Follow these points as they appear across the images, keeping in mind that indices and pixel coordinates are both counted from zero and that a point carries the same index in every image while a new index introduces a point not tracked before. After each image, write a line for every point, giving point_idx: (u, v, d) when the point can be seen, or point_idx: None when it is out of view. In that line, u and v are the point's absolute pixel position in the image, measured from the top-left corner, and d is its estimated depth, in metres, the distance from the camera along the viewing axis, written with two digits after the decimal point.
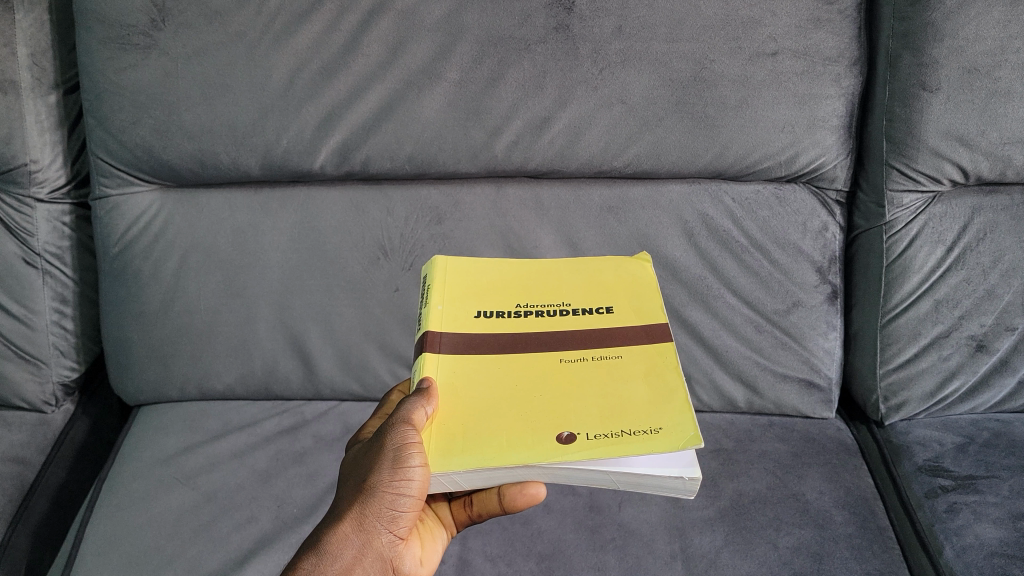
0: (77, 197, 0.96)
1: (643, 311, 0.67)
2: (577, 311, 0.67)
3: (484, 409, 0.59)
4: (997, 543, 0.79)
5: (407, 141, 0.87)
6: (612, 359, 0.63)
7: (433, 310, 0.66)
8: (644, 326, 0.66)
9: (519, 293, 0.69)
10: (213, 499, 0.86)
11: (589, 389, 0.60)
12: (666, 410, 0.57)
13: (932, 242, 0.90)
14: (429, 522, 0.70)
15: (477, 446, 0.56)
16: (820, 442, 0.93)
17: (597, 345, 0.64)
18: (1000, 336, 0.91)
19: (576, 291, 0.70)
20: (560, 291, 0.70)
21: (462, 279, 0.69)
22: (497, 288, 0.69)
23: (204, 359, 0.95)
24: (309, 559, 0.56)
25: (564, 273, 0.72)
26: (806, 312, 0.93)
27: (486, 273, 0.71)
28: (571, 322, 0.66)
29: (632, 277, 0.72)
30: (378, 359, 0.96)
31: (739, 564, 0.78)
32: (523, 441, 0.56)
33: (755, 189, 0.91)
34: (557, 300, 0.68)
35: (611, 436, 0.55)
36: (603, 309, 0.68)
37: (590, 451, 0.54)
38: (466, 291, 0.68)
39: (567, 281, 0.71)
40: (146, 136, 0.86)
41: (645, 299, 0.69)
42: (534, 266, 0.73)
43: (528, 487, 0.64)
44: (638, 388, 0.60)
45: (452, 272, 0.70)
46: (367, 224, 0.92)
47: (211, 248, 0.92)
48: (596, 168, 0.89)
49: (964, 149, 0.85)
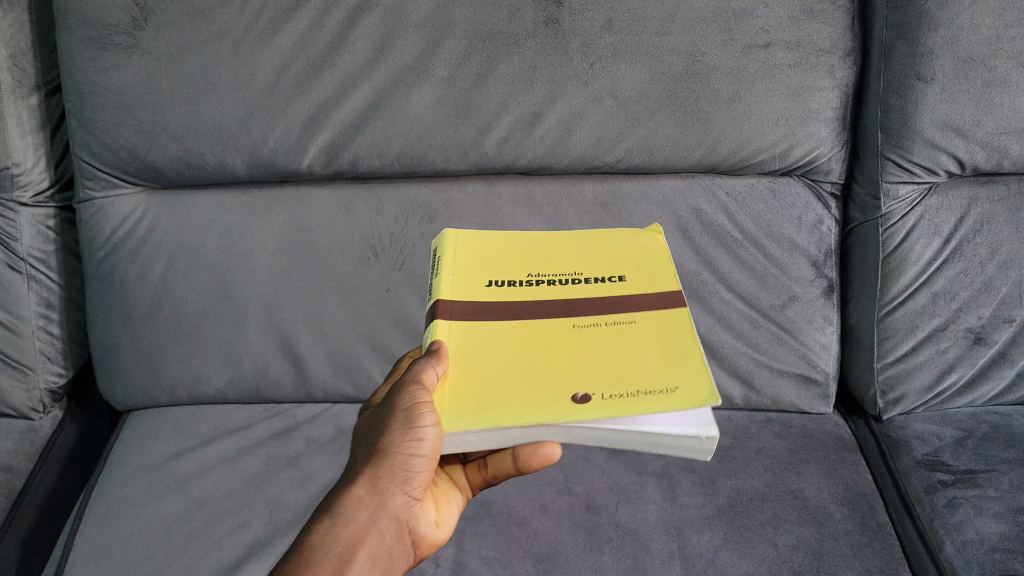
0: (61, 200, 0.94)
1: (655, 279, 0.65)
2: (588, 280, 0.66)
3: (495, 373, 0.57)
4: (998, 538, 0.78)
5: (396, 140, 0.86)
6: (622, 326, 0.61)
7: (444, 280, 0.64)
8: (656, 294, 0.64)
9: (528, 263, 0.67)
10: (204, 503, 0.85)
11: (603, 353, 0.59)
12: (682, 371, 0.55)
13: (929, 234, 0.89)
14: (443, 485, 0.68)
15: (488, 406, 0.54)
16: (819, 438, 0.92)
17: (606, 312, 0.62)
18: (998, 328, 0.90)
19: (587, 262, 0.68)
20: (568, 261, 0.68)
21: (472, 253, 0.67)
22: (507, 258, 0.68)
23: (193, 362, 0.93)
24: (322, 523, 0.56)
25: (573, 245, 0.70)
26: (802, 307, 0.91)
27: (495, 244, 0.69)
28: (581, 291, 0.64)
29: (641, 249, 0.70)
30: (370, 360, 0.94)
31: (739, 563, 0.77)
32: (536, 402, 0.54)
33: (749, 182, 0.90)
34: (566, 271, 0.67)
35: (628, 395, 0.53)
36: (615, 278, 0.66)
37: (605, 409, 0.52)
38: (476, 265, 0.66)
39: (576, 252, 0.69)
40: (130, 137, 0.85)
41: (657, 269, 0.67)
42: (543, 237, 0.71)
43: (542, 448, 0.61)
44: (653, 351, 0.58)
45: (462, 243, 0.68)
46: (357, 224, 0.91)
47: (200, 249, 0.91)
48: (588, 164, 0.88)
49: (960, 139, 0.84)
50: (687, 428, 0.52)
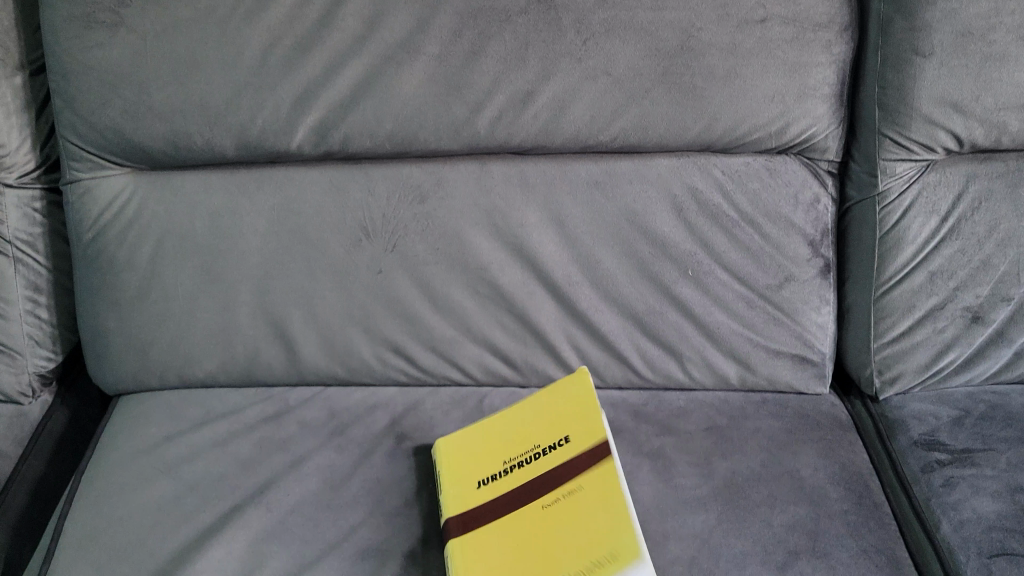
0: (48, 181, 0.93)
1: (592, 430, 0.81)
2: (543, 451, 0.82)
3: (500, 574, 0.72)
4: (994, 517, 0.79)
5: (386, 119, 0.84)
6: (575, 493, 0.76)
7: (448, 495, 0.81)
8: (589, 448, 0.80)
9: (496, 457, 0.84)
10: (196, 487, 0.84)
11: (568, 529, 0.73)
12: (615, 532, 0.72)
13: (926, 212, 0.88)
14: None
15: None
16: (814, 418, 0.91)
17: (562, 483, 0.77)
18: (996, 307, 0.90)
19: (542, 428, 0.84)
20: (529, 431, 0.85)
21: (460, 450, 0.85)
22: (486, 454, 0.84)
23: (183, 346, 0.92)
24: None
25: (536, 404, 0.87)
26: (798, 287, 0.90)
27: (476, 443, 0.86)
28: (544, 463, 0.80)
29: (573, 396, 0.86)
30: (362, 343, 0.93)
31: (733, 543, 0.77)
32: None
33: (745, 161, 0.88)
34: (528, 446, 0.83)
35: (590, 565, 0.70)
36: (561, 441, 0.82)
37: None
38: (464, 465, 0.83)
39: (533, 417, 0.86)
40: (116, 118, 0.84)
41: (593, 419, 0.83)
42: (509, 412, 0.88)
43: None
44: (597, 517, 0.73)
45: (451, 450, 0.85)
46: (347, 205, 0.89)
47: (189, 231, 0.90)
48: (582, 143, 0.86)
49: (958, 116, 0.83)
50: None
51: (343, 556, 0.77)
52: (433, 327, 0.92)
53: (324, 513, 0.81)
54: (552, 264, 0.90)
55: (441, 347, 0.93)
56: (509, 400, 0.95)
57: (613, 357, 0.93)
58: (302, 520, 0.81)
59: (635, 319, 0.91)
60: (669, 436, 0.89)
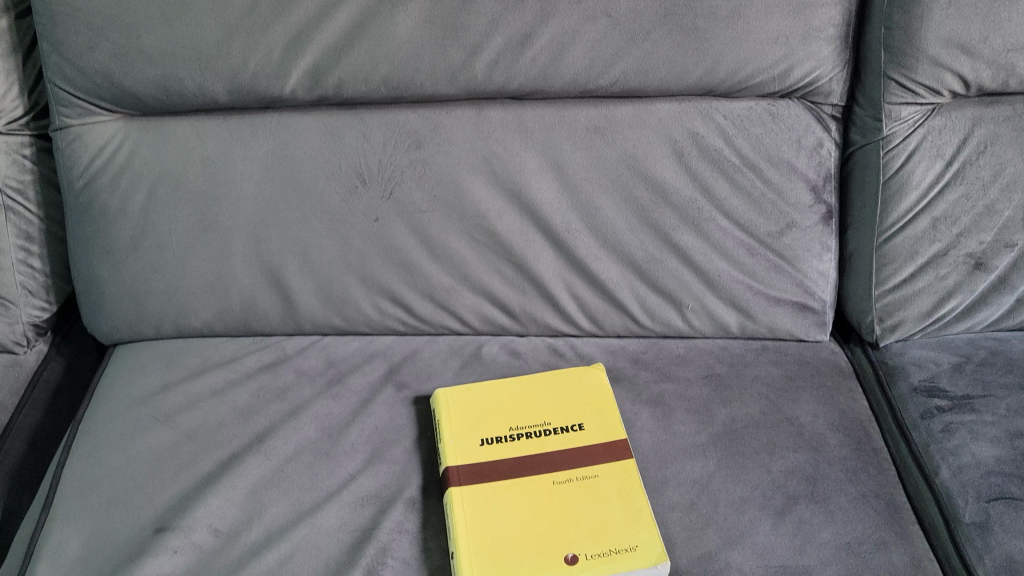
0: (37, 127, 0.91)
1: (607, 424, 0.82)
2: (555, 430, 0.81)
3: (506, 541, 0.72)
4: (993, 462, 0.79)
5: (382, 63, 0.82)
6: (589, 479, 0.77)
7: (447, 445, 0.80)
8: (609, 442, 0.80)
9: (501, 421, 0.83)
10: (194, 436, 0.84)
11: (579, 510, 0.74)
12: (635, 527, 0.73)
13: (930, 157, 0.86)
14: None
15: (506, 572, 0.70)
16: (814, 365, 0.91)
17: (576, 466, 0.78)
18: (999, 253, 0.89)
19: (553, 408, 0.84)
20: (539, 408, 0.84)
21: (462, 406, 0.84)
22: (490, 416, 0.83)
23: (179, 295, 0.92)
24: None
25: (544, 383, 0.87)
26: (800, 234, 0.89)
27: (479, 403, 0.85)
28: (555, 442, 0.80)
29: (591, 387, 0.86)
30: (359, 292, 0.92)
31: (732, 488, 0.77)
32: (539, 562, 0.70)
33: (747, 105, 0.86)
34: (538, 420, 0.82)
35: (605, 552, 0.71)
36: (576, 426, 0.82)
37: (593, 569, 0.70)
38: (466, 421, 0.83)
39: (545, 396, 0.85)
40: (105, 62, 0.82)
41: (609, 414, 0.83)
42: (516, 382, 0.87)
43: None
44: (614, 506, 0.75)
45: (453, 405, 0.84)
46: (342, 151, 0.88)
47: (182, 179, 0.88)
48: (581, 87, 0.85)
49: (965, 57, 0.82)
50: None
51: (342, 503, 0.77)
52: (431, 275, 0.92)
53: (322, 460, 0.81)
54: (551, 211, 0.89)
55: (439, 295, 0.93)
56: (508, 348, 0.94)
57: (612, 305, 0.92)
58: (301, 467, 0.81)
59: (635, 267, 0.90)
60: (668, 383, 0.89)
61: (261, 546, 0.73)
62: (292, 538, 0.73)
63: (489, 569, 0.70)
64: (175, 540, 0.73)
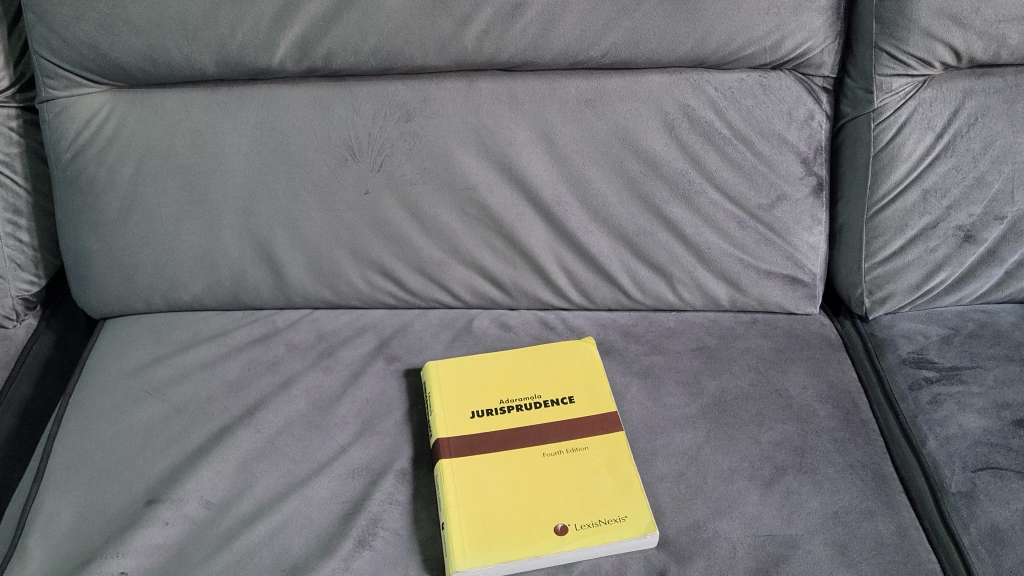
0: (23, 99, 0.90)
1: (597, 397, 0.82)
2: (545, 403, 0.82)
3: (496, 511, 0.72)
4: (980, 432, 0.79)
5: (371, 34, 0.82)
6: (579, 452, 0.77)
7: (437, 416, 0.80)
8: (599, 415, 0.81)
9: (492, 393, 0.83)
10: (185, 409, 0.84)
11: (569, 482, 0.75)
12: (626, 498, 0.73)
13: (921, 129, 0.86)
14: None
15: (496, 542, 0.70)
16: (804, 337, 0.91)
17: (566, 438, 0.78)
18: (989, 226, 0.89)
19: (544, 380, 0.84)
20: (529, 380, 0.84)
21: (453, 379, 0.84)
22: (481, 387, 0.83)
23: (168, 268, 0.91)
24: None
25: (534, 358, 0.87)
26: (790, 206, 0.89)
27: (469, 375, 0.85)
28: (545, 414, 0.81)
29: (582, 361, 0.86)
30: (349, 265, 0.92)
31: (721, 459, 0.78)
32: (530, 534, 0.71)
33: (738, 77, 0.86)
34: (529, 393, 0.83)
35: (594, 523, 0.71)
36: (566, 399, 0.82)
37: (582, 539, 0.70)
38: (457, 394, 0.83)
39: (536, 369, 0.85)
40: (91, 33, 0.81)
41: (599, 387, 0.83)
42: (507, 355, 0.87)
43: None
44: (604, 478, 0.75)
45: (444, 377, 0.84)
46: (332, 123, 0.87)
47: (170, 151, 0.88)
48: (571, 59, 0.84)
49: (957, 29, 0.81)
50: (629, 549, 0.70)
51: (333, 475, 0.77)
52: (421, 249, 0.91)
53: (313, 433, 0.82)
54: (542, 184, 0.88)
55: (429, 269, 0.92)
56: (498, 322, 0.94)
57: (602, 278, 0.92)
58: (291, 439, 0.81)
59: (625, 240, 0.90)
60: (658, 355, 0.89)
61: (252, 518, 0.73)
62: (283, 510, 0.74)
63: (479, 540, 0.70)
64: (166, 512, 0.74)
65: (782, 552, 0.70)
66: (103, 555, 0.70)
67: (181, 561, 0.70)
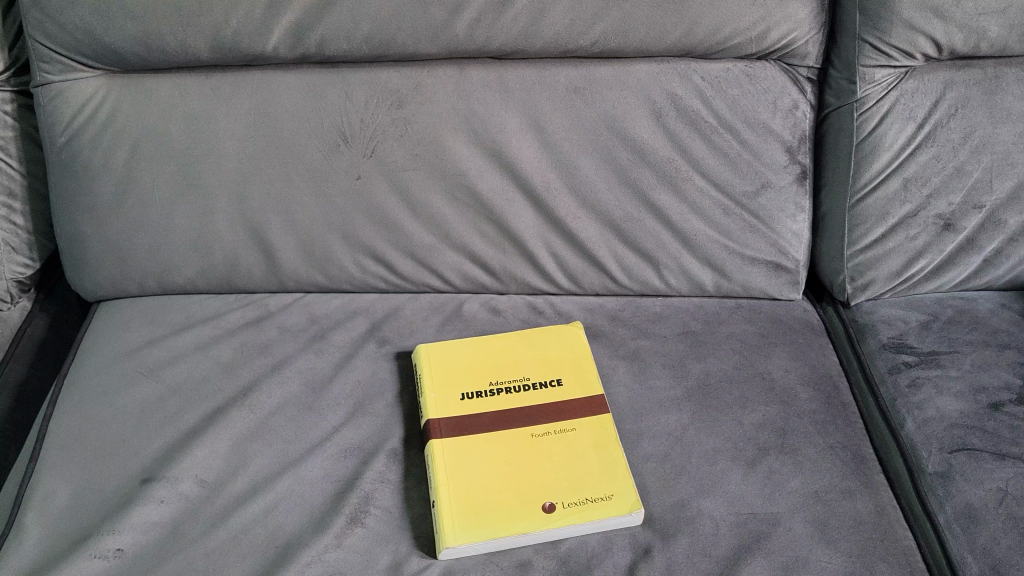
0: (18, 84, 0.91)
1: (585, 380, 0.84)
2: (534, 385, 0.83)
3: (485, 489, 0.74)
4: (957, 415, 0.81)
5: (364, 21, 0.83)
6: (567, 433, 0.79)
7: (428, 398, 0.81)
8: (587, 397, 0.82)
9: (482, 374, 0.84)
10: (179, 390, 0.85)
11: (556, 462, 0.76)
12: (612, 478, 0.75)
13: (903, 120, 0.88)
14: None
15: (486, 520, 0.72)
16: (787, 322, 0.93)
17: (554, 420, 0.80)
18: (968, 215, 0.91)
19: (532, 363, 0.86)
20: (519, 363, 0.86)
21: (443, 361, 0.86)
22: (471, 370, 0.85)
23: (162, 252, 0.92)
24: None
25: (524, 342, 0.88)
26: (775, 194, 0.91)
27: (459, 357, 0.86)
28: (533, 397, 0.82)
29: (570, 346, 0.88)
30: (341, 249, 0.93)
31: (705, 440, 0.80)
32: (518, 512, 0.72)
33: (725, 67, 0.88)
34: (518, 376, 0.84)
35: (581, 502, 0.73)
36: (554, 382, 0.84)
37: (569, 517, 0.72)
38: (447, 376, 0.84)
39: (524, 353, 0.87)
40: (86, 17, 0.82)
41: (587, 371, 0.85)
42: (496, 338, 0.89)
43: None
44: (591, 458, 0.77)
45: (435, 359, 0.86)
46: (324, 110, 0.88)
47: (164, 136, 0.89)
48: (561, 48, 0.85)
49: (939, 21, 0.83)
50: (616, 526, 0.72)
51: (325, 455, 0.79)
52: (412, 234, 0.93)
53: (306, 414, 0.83)
54: (532, 171, 0.90)
55: (420, 253, 0.94)
56: (488, 306, 0.96)
57: (590, 264, 0.94)
58: (284, 420, 0.82)
59: (613, 226, 0.92)
60: (645, 339, 0.91)
61: (246, 496, 0.75)
62: (277, 488, 0.75)
63: (468, 517, 0.72)
64: (161, 490, 0.75)
65: (763, 529, 0.72)
66: (99, 532, 0.71)
67: (176, 538, 0.72)
